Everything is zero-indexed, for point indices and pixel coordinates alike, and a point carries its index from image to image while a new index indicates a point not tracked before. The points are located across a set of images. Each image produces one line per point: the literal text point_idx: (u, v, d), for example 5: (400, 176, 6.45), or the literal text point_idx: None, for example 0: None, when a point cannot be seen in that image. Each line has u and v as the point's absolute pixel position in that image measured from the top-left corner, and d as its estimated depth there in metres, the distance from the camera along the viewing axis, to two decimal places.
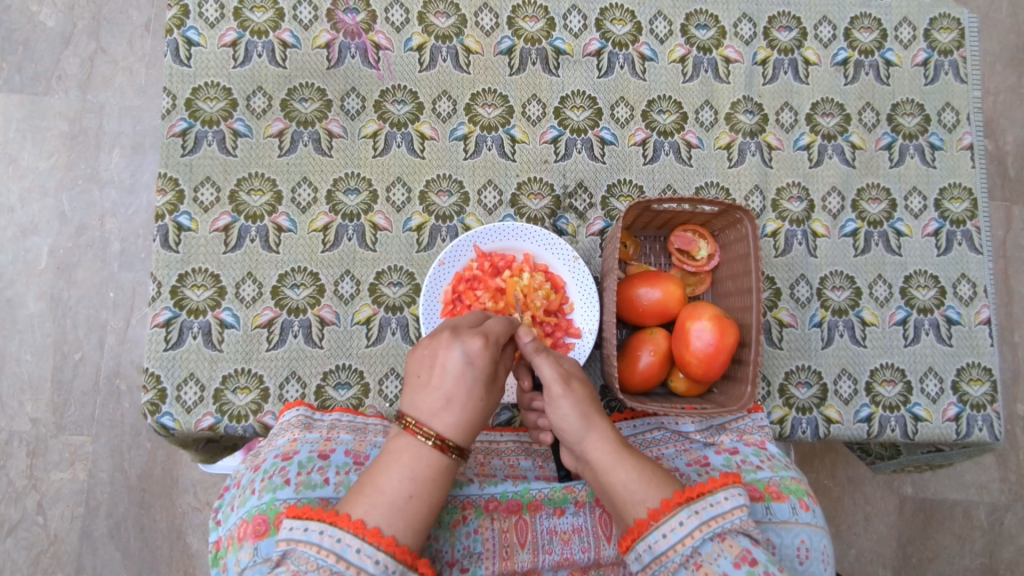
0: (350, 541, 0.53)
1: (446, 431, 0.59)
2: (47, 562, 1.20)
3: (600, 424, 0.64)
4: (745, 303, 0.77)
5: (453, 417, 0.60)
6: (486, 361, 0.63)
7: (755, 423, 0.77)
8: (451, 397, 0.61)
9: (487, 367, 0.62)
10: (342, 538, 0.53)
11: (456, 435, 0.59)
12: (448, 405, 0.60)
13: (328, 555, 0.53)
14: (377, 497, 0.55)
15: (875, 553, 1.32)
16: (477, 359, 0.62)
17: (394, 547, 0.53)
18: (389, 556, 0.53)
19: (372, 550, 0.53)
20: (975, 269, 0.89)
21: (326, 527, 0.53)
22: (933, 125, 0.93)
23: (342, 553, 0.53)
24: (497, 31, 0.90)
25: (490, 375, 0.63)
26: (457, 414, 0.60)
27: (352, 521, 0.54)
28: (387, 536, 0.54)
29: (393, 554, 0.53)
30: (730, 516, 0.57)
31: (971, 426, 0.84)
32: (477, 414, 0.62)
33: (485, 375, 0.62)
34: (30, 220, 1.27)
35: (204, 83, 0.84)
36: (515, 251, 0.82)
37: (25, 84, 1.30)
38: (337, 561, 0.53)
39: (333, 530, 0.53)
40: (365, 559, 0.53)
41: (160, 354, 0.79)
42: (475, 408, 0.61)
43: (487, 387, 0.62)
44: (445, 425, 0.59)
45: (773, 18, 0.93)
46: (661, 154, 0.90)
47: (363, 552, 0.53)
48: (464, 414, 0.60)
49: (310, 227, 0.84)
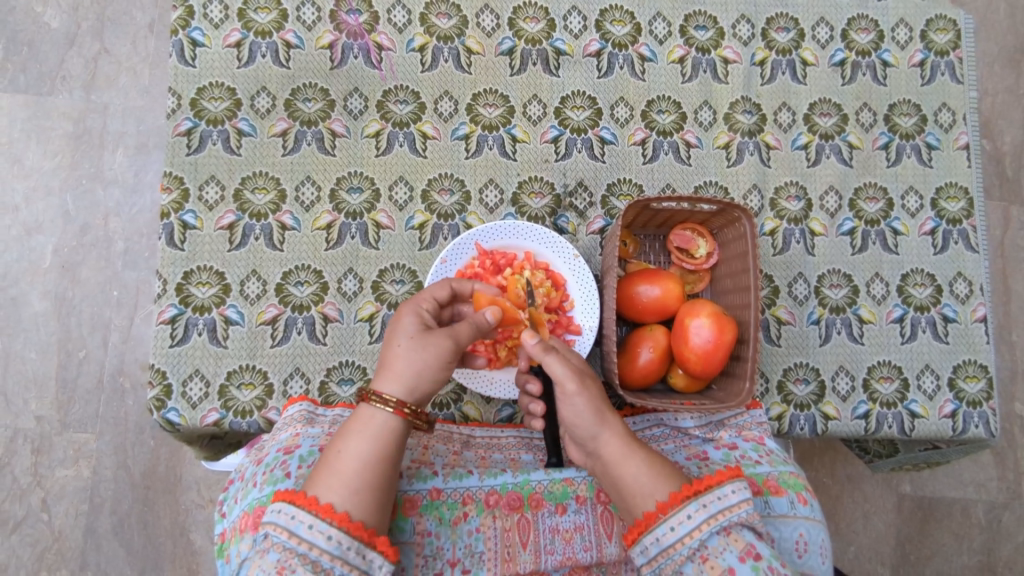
0: (302, 519, 0.54)
1: (389, 391, 0.61)
2: (51, 558, 1.21)
3: (614, 422, 0.64)
4: (744, 301, 0.78)
5: (391, 375, 0.62)
6: (414, 323, 0.66)
7: (753, 420, 0.78)
8: (390, 361, 0.63)
9: (415, 327, 0.65)
10: (296, 516, 0.55)
11: (397, 392, 0.61)
12: (388, 368, 0.63)
13: (284, 533, 0.55)
14: (328, 472, 0.57)
15: (874, 551, 1.33)
16: (403, 322, 0.66)
17: (345, 521, 0.54)
18: (341, 531, 0.54)
19: (323, 526, 0.54)
20: (971, 267, 0.90)
21: (285, 506, 0.55)
22: (929, 125, 0.94)
23: (296, 530, 0.54)
24: (498, 32, 0.91)
25: (421, 332, 0.65)
26: (398, 373, 0.62)
27: (306, 499, 0.55)
28: (339, 512, 0.55)
29: (345, 530, 0.54)
30: (737, 510, 0.59)
31: (968, 423, 0.85)
32: (421, 370, 0.63)
33: (414, 332, 0.65)
34: (35, 220, 1.28)
35: (209, 84, 0.85)
36: (516, 249, 0.83)
37: (30, 85, 1.31)
38: (291, 538, 0.54)
39: (289, 508, 0.55)
40: (317, 535, 0.54)
41: (166, 350, 0.80)
42: (414, 364, 0.63)
43: (423, 342, 0.64)
44: (385, 386, 0.62)
45: (772, 20, 0.94)
46: (661, 153, 0.91)
47: (316, 528, 0.54)
48: (405, 372, 0.62)
49: (314, 226, 0.85)
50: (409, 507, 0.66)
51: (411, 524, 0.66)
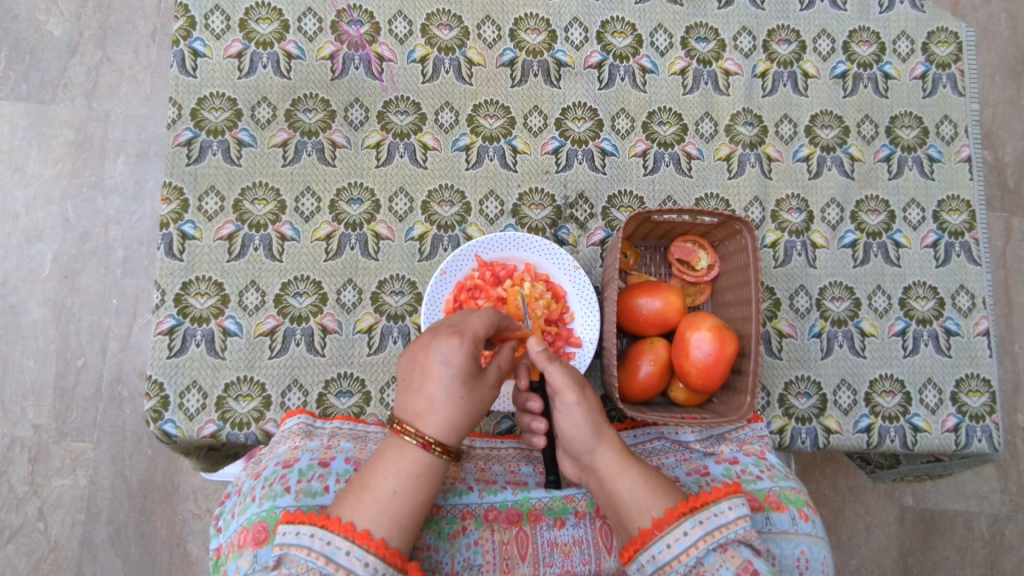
0: (340, 544, 0.54)
1: (431, 432, 0.60)
2: (47, 568, 1.20)
3: (610, 435, 0.63)
4: (745, 314, 0.78)
5: (437, 417, 0.60)
6: (468, 361, 0.62)
7: (754, 433, 0.77)
8: (433, 400, 0.61)
9: (470, 368, 0.62)
10: (331, 541, 0.54)
11: (448, 438, 0.60)
12: (437, 411, 0.60)
13: (320, 557, 0.54)
14: (368, 500, 0.57)
15: (876, 563, 1.32)
16: (456, 358, 0.61)
17: (382, 549, 0.55)
18: (378, 558, 0.54)
19: (361, 552, 0.54)
20: (974, 280, 0.89)
21: (317, 530, 0.55)
22: (931, 137, 0.93)
23: (332, 555, 0.54)
24: (499, 43, 0.91)
25: (474, 373, 0.62)
26: (449, 419, 0.61)
27: (342, 524, 0.55)
28: (377, 539, 0.55)
29: (383, 556, 0.54)
30: (734, 527, 0.58)
31: (970, 437, 0.84)
32: (470, 416, 0.62)
33: (466, 373, 0.61)
34: (34, 227, 1.28)
35: (209, 94, 0.85)
36: (516, 261, 0.83)
37: (31, 93, 1.31)
38: (327, 563, 0.54)
39: (324, 533, 0.55)
40: (354, 561, 0.54)
41: (163, 361, 0.79)
42: (465, 410, 0.62)
43: (475, 388, 0.62)
44: (436, 432, 0.60)
45: (773, 31, 0.94)
46: (661, 165, 0.91)
47: (353, 554, 0.54)
48: (458, 420, 0.61)
49: (314, 236, 0.85)
50: None
51: None
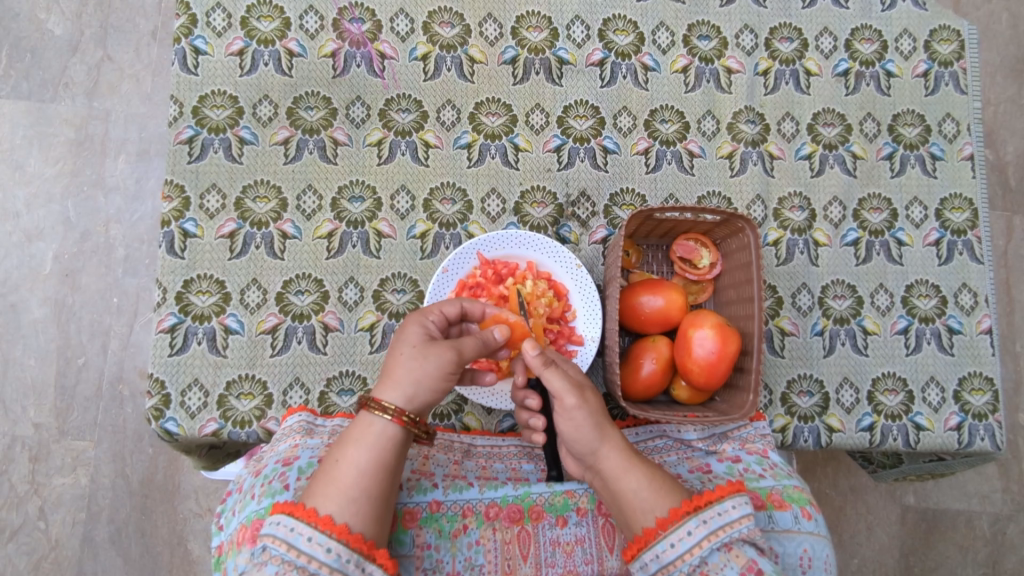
0: (302, 531, 0.54)
1: (388, 398, 0.60)
2: (47, 567, 1.20)
3: (613, 435, 0.63)
4: (747, 311, 0.78)
5: (393, 383, 0.61)
6: (418, 332, 0.65)
7: (757, 432, 0.77)
8: (391, 369, 0.63)
9: (420, 336, 0.65)
10: (295, 528, 0.54)
11: (396, 400, 0.60)
12: (388, 376, 0.62)
13: (283, 545, 0.54)
14: (326, 482, 0.57)
15: (877, 563, 1.31)
16: (409, 333, 0.65)
17: (343, 534, 0.54)
18: (341, 544, 0.54)
19: (323, 538, 0.54)
20: (976, 278, 0.89)
21: (283, 517, 0.55)
22: (933, 136, 0.93)
23: (295, 543, 0.54)
24: (501, 41, 0.91)
25: (425, 341, 0.64)
26: (398, 380, 0.61)
27: (305, 510, 0.55)
28: (339, 524, 0.54)
29: (345, 542, 0.54)
30: (737, 525, 0.58)
31: (973, 436, 0.84)
32: (421, 377, 0.62)
33: (417, 341, 0.64)
34: (35, 226, 1.28)
35: (210, 92, 0.85)
36: (519, 258, 0.83)
37: (32, 92, 1.31)
38: (290, 550, 0.54)
39: (289, 520, 0.54)
40: (317, 548, 0.53)
41: (165, 359, 0.79)
42: (414, 371, 0.62)
43: (425, 351, 0.63)
44: (384, 394, 0.61)
45: (775, 29, 0.94)
46: (663, 163, 0.90)
47: (315, 540, 0.54)
48: (405, 380, 0.61)
49: (315, 234, 0.85)
50: (408, 520, 0.66)
51: (410, 537, 0.65)
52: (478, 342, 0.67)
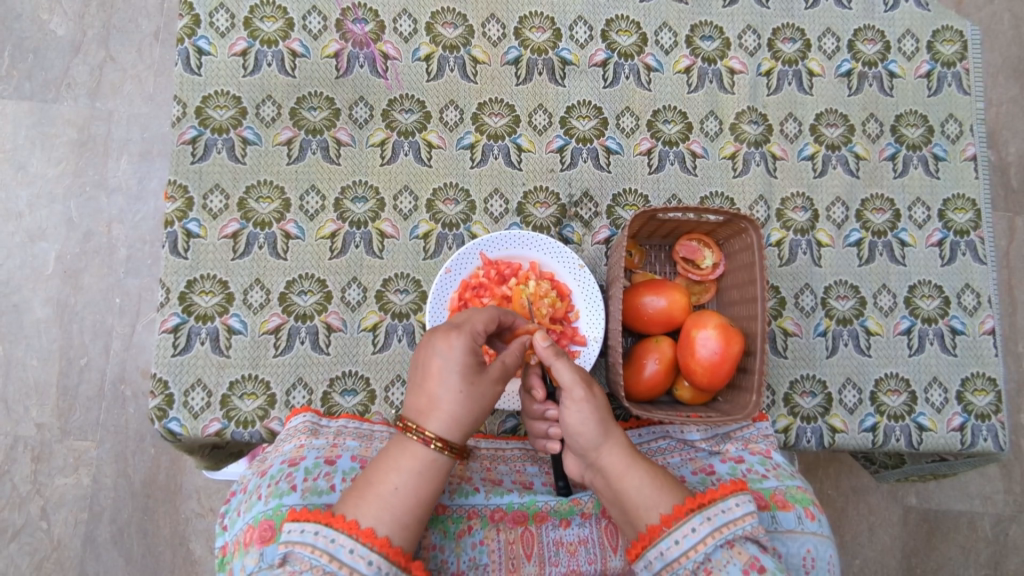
0: (344, 542, 0.54)
1: (437, 430, 0.61)
2: (50, 567, 1.20)
3: (616, 433, 0.64)
4: (750, 312, 0.78)
5: (441, 413, 0.61)
6: (465, 353, 0.63)
7: (760, 432, 0.77)
8: (439, 398, 0.62)
9: (469, 360, 0.63)
10: (335, 539, 0.54)
11: (450, 434, 0.61)
12: (437, 405, 0.62)
13: (322, 556, 0.54)
14: (376, 501, 0.56)
15: (879, 564, 1.31)
16: (456, 354, 0.63)
17: (387, 548, 0.54)
18: (382, 557, 0.54)
19: (365, 551, 0.54)
20: (980, 279, 0.89)
21: (321, 528, 0.55)
22: (936, 136, 0.93)
23: (335, 553, 0.54)
24: (504, 41, 0.91)
25: (473, 367, 0.63)
26: (451, 413, 0.62)
27: (346, 522, 0.55)
28: (384, 538, 0.55)
29: (386, 555, 0.54)
30: (741, 523, 0.58)
31: (976, 436, 0.84)
32: (471, 409, 0.63)
33: (467, 368, 0.63)
34: (38, 227, 1.28)
35: (214, 92, 0.85)
36: (522, 259, 0.83)
37: (35, 92, 1.31)
38: (331, 561, 0.54)
39: (328, 531, 0.54)
40: (358, 560, 0.54)
41: (168, 360, 0.79)
42: (467, 404, 0.62)
43: (476, 380, 0.63)
44: (434, 425, 0.61)
45: (778, 30, 0.94)
46: (666, 163, 0.90)
47: (356, 552, 0.54)
48: (456, 413, 0.62)
49: (318, 234, 0.85)
50: None
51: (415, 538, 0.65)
52: (519, 354, 0.69)
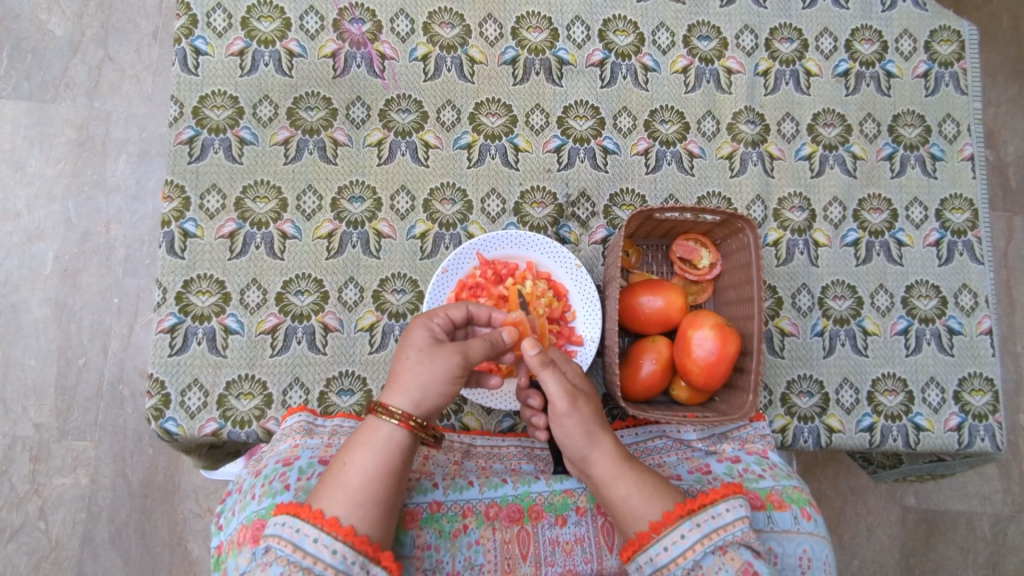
0: (308, 532, 0.54)
1: (395, 403, 0.61)
2: (48, 567, 1.20)
3: (605, 441, 0.63)
4: (747, 311, 0.78)
5: (397, 387, 0.62)
6: (424, 335, 0.66)
7: (757, 432, 0.77)
8: (399, 373, 0.64)
9: (426, 340, 0.65)
10: (300, 529, 0.54)
11: (404, 405, 0.61)
12: (396, 381, 0.63)
13: (288, 546, 0.54)
14: (336, 486, 0.57)
15: (878, 564, 1.31)
16: (415, 337, 0.66)
17: (350, 535, 0.54)
18: (346, 546, 0.54)
19: (328, 540, 0.54)
20: (977, 279, 0.89)
21: (288, 519, 0.55)
22: (934, 136, 0.93)
23: (300, 543, 0.54)
24: (501, 41, 0.91)
25: (430, 344, 0.65)
26: (406, 386, 0.62)
27: (311, 512, 0.55)
28: (344, 525, 0.55)
29: (350, 544, 0.54)
30: (732, 528, 0.58)
31: (973, 436, 0.84)
32: (427, 382, 0.63)
33: (426, 347, 0.64)
34: (36, 227, 1.28)
35: (211, 92, 0.85)
36: (518, 258, 0.83)
37: (33, 92, 1.31)
38: (296, 551, 0.54)
39: (294, 521, 0.55)
40: (322, 549, 0.54)
41: (165, 359, 0.79)
42: (422, 376, 0.63)
43: (431, 354, 0.64)
44: (392, 399, 0.62)
45: (775, 30, 0.94)
46: (663, 163, 0.91)
47: (320, 541, 0.54)
48: (411, 385, 0.62)
49: (315, 234, 0.85)
50: (409, 520, 0.65)
51: (410, 537, 0.65)
52: (486, 345, 0.66)
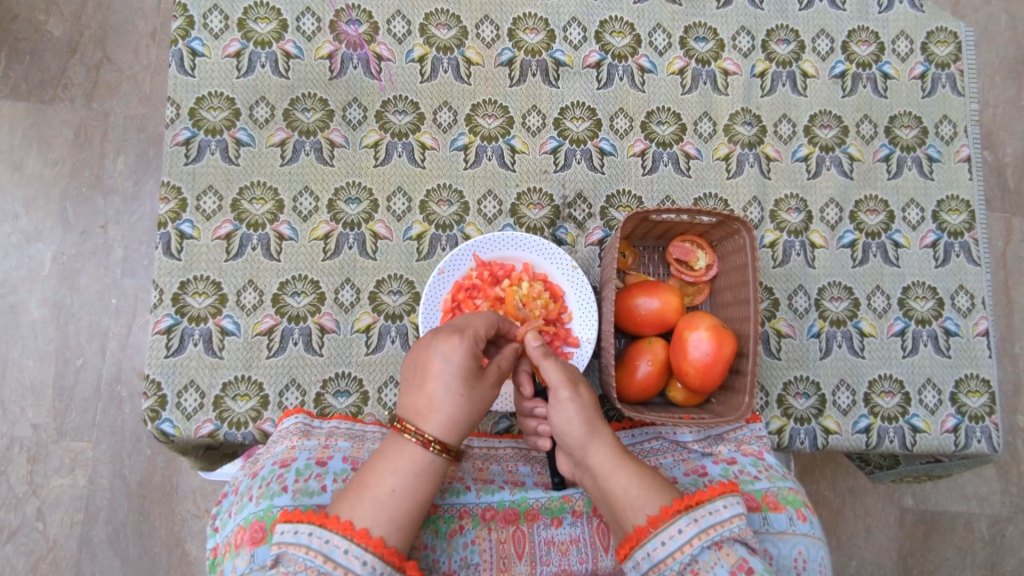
0: (339, 543, 0.54)
1: (442, 436, 0.61)
2: (45, 568, 1.20)
3: (603, 431, 0.64)
4: (743, 313, 0.77)
5: (440, 416, 0.61)
6: (467, 359, 0.63)
7: (753, 434, 0.77)
8: (442, 402, 0.62)
9: (471, 367, 0.64)
10: (330, 540, 0.54)
11: (451, 438, 0.61)
12: (439, 410, 0.62)
13: (317, 556, 0.54)
14: (372, 501, 0.57)
15: (875, 565, 1.31)
16: (456, 356, 0.63)
17: (380, 548, 0.55)
18: (376, 557, 0.54)
19: (359, 551, 0.54)
20: (973, 280, 0.89)
21: (315, 528, 0.55)
22: (930, 137, 0.93)
23: (330, 554, 0.54)
24: (497, 43, 0.91)
25: (473, 371, 0.64)
26: (452, 418, 0.62)
27: (340, 523, 0.55)
28: (377, 538, 0.55)
29: (380, 555, 0.55)
30: (729, 524, 0.58)
31: (970, 438, 0.84)
32: (471, 414, 0.63)
33: (465, 372, 0.63)
34: (34, 227, 1.28)
35: (207, 94, 0.85)
36: (515, 260, 0.83)
37: (31, 93, 1.31)
38: (325, 561, 0.54)
39: (322, 531, 0.55)
40: (353, 560, 0.54)
41: (161, 361, 0.79)
42: (467, 409, 0.63)
43: (474, 386, 0.64)
44: (438, 431, 0.61)
45: (771, 31, 0.94)
46: (660, 164, 0.91)
47: (351, 552, 0.54)
48: (459, 418, 0.62)
49: (312, 235, 0.85)
50: None
51: None
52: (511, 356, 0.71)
